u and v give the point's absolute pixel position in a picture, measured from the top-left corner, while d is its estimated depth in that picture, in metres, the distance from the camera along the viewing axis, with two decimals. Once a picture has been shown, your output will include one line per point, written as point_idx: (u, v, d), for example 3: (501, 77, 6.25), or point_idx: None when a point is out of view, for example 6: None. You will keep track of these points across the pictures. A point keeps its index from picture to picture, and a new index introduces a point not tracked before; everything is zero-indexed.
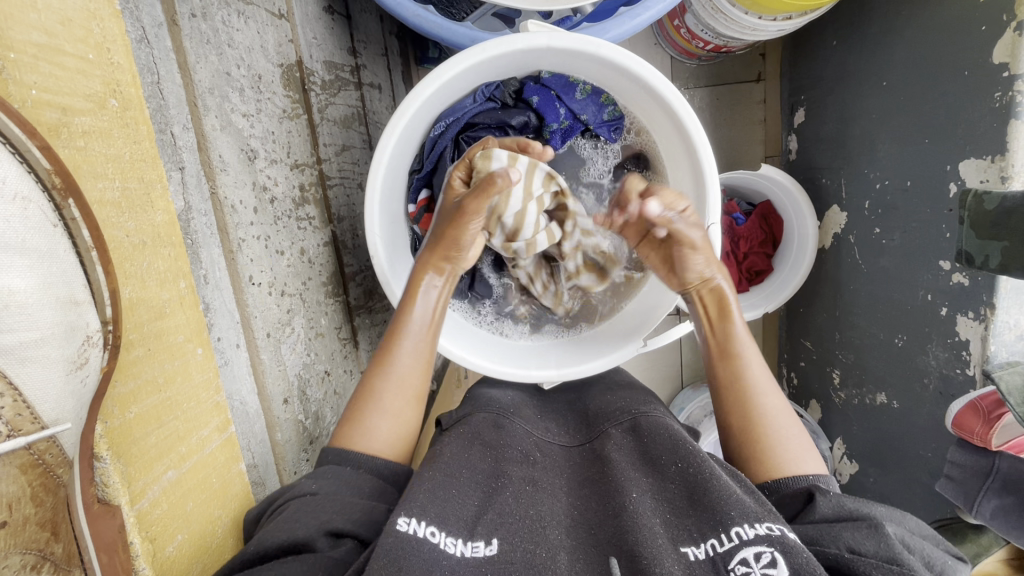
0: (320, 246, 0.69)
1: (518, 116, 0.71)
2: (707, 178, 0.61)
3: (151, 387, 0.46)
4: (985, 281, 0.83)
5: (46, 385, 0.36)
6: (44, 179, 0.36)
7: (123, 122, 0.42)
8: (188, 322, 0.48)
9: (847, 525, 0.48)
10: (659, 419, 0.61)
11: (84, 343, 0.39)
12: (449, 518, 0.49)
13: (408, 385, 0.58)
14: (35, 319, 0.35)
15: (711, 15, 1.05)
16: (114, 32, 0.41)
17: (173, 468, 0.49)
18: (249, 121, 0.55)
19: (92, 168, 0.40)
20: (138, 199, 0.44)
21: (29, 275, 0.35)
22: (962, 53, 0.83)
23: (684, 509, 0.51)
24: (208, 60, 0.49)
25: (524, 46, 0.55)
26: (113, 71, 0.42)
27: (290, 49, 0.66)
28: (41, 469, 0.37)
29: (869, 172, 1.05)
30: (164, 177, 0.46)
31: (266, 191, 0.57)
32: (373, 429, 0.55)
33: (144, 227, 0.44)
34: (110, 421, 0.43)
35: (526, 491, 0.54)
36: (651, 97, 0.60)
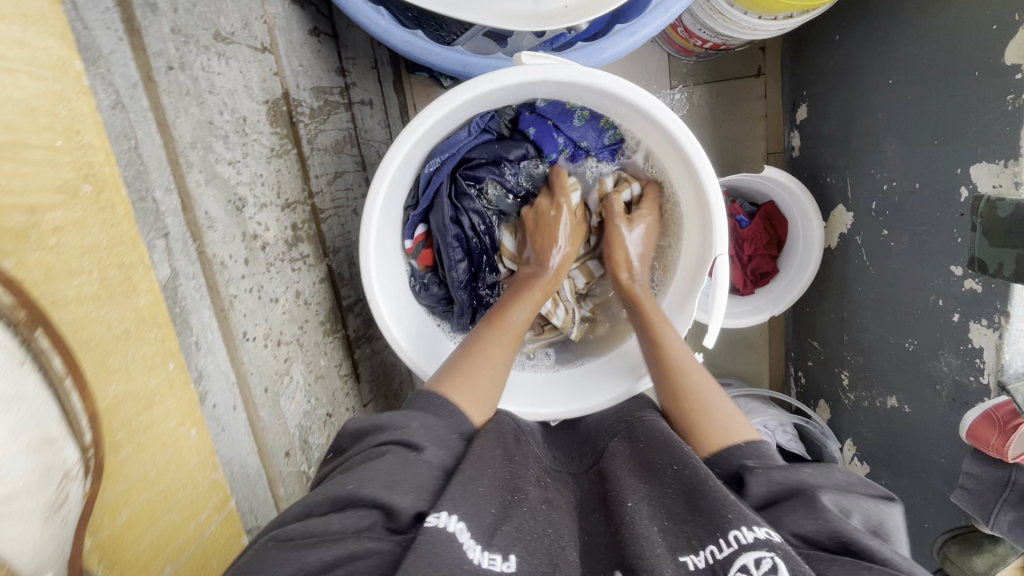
0: (316, 285, 0.67)
1: (515, 149, 0.69)
2: (712, 203, 0.59)
3: (143, 483, 0.44)
4: (998, 289, 0.81)
5: (25, 538, 0.32)
6: (8, 314, 0.32)
7: (99, 207, 0.38)
8: (179, 404, 0.46)
9: (785, 508, 0.46)
10: (656, 421, 0.57)
11: (64, 479, 0.35)
12: (470, 524, 0.45)
13: (507, 358, 0.61)
14: (6, 473, 0.31)
15: (709, 16, 1.01)
16: (83, 111, 0.37)
17: (171, 562, 0.46)
18: (235, 169, 0.52)
19: (66, 265, 0.37)
20: (118, 288, 0.40)
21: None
22: (974, 53, 0.80)
23: (681, 515, 0.48)
24: (187, 113, 0.47)
25: (519, 79, 0.54)
26: (84, 154, 0.37)
27: (275, 82, 0.62)
28: None
29: (875, 173, 1.02)
30: (146, 257, 0.42)
31: (256, 238, 0.55)
32: (472, 386, 0.57)
33: (127, 314, 0.41)
34: (98, 533, 0.40)
35: (541, 510, 0.51)
36: (650, 123, 0.59)
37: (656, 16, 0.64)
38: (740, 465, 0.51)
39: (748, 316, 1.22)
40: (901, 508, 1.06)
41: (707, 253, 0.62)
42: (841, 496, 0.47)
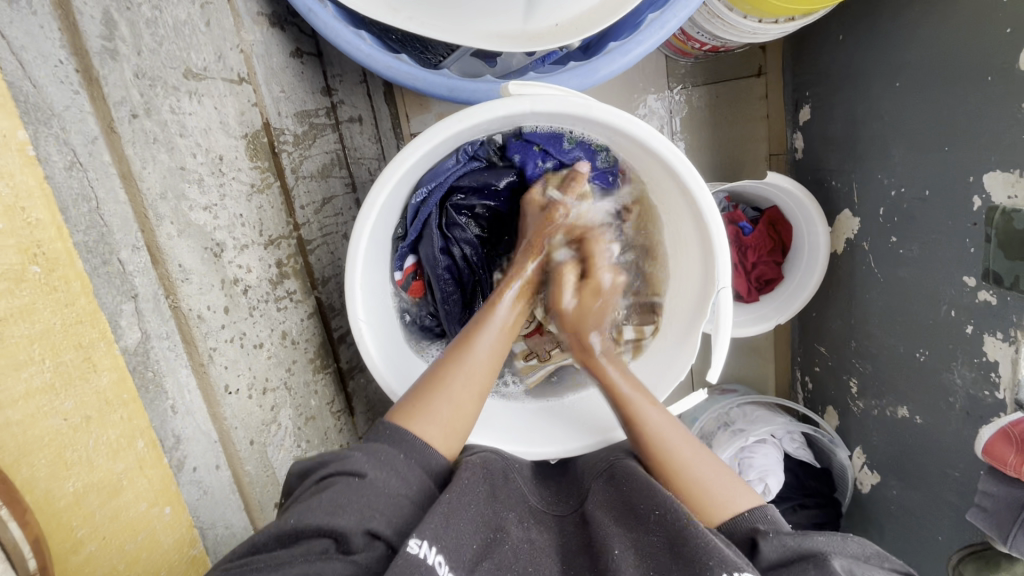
0: (303, 321, 0.64)
1: (503, 176, 0.67)
2: (712, 230, 0.56)
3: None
4: (1013, 302, 0.78)
5: None
6: None
7: (51, 288, 0.35)
8: (151, 484, 0.43)
9: (795, 571, 0.45)
10: (635, 463, 0.57)
11: None
12: (454, 556, 0.46)
13: (478, 379, 0.57)
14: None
15: (707, 20, 0.98)
16: (30, 184, 0.34)
17: None
18: (211, 214, 0.50)
19: (15, 357, 0.33)
20: (76, 374, 0.37)
21: None
22: (988, 56, 0.77)
23: (669, 564, 0.47)
24: (156, 161, 0.45)
25: (508, 112, 0.51)
26: (32, 232, 0.34)
27: (255, 113, 0.60)
28: None
29: (883, 177, 0.98)
30: (107, 330, 0.39)
31: (237, 283, 0.52)
32: (435, 414, 0.53)
33: (87, 399, 0.38)
34: None
35: (524, 549, 0.51)
36: (644, 151, 0.56)
37: (651, 33, 0.61)
38: (754, 530, 0.49)
39: (753, 325, 1.19)
40: (913, 520, 1.04)
41: (707, 284, 0.59)
42: (853, 561, 0.45)
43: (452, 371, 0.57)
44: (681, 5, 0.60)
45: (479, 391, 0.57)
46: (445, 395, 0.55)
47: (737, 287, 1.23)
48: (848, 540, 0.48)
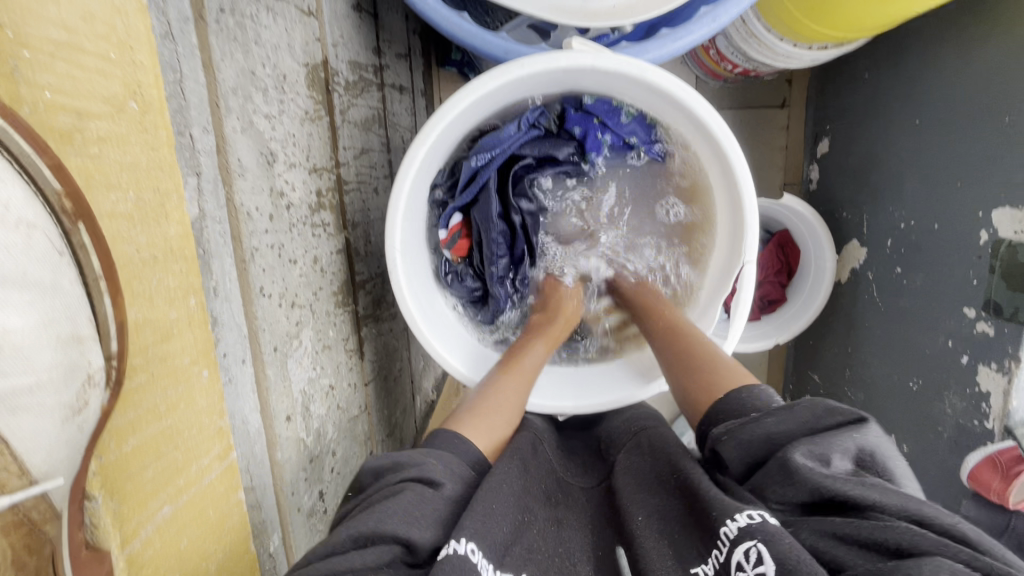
0: (334, 254, 0.66)
1: (564, 148, 0.70)
2: (743, 191, 0.58)
3: (151, 416, 0.42)
4: (1009, 333, 0.80)
5: (38, 436, 0.31)
6: (54, 205, 0.31)
7: (141, 127, 0.39)
8: (195, 340, 0.45)
9: (763, 475, 0.45)
10: (657, 432, 0.59)
11: (85, 385, 0.33)
12: (486, 536, 0.46)
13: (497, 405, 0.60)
14: (31, 363, 0.30)
15: (744, 40, 1.01)
16: (139, 29, 0.38)
17: (168, 503, 0.44)
18: (270, 124, 0.52)
19: (105, 177, 0.37)
20: (151, 213, 0.40)
21: (29, 313, 0.30)
22: (1003, 100, 0.81)
23: (688, 527, 0.48)
24: (233, 58, 0.47)
25: (567, 63, 0.54)
26: (135, 72, 0.38)
27: (316, 48, 0.62)
28: (26, 529, 0.32)
29: (894, 211, 1.02)
30: (181, 187, 0.42)
31: (282, 196, 0.54)
32: (467, 441, 0.55)
33: (157, 241, 0.41)
34: (104, 456, 0.39)
35: (552, 529, 0.52)
36: (694, 125, 0.58)
37: (705, 24, 0.64)
38: (718, 437, 0.50)
39: (753, 341, 1.21)
40: None
41: (735, 261, 0.61)
42: (810, 443, 0.44)
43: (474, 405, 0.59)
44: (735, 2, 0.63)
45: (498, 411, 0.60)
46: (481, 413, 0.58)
47: None
48: (795, 409, 0.47)
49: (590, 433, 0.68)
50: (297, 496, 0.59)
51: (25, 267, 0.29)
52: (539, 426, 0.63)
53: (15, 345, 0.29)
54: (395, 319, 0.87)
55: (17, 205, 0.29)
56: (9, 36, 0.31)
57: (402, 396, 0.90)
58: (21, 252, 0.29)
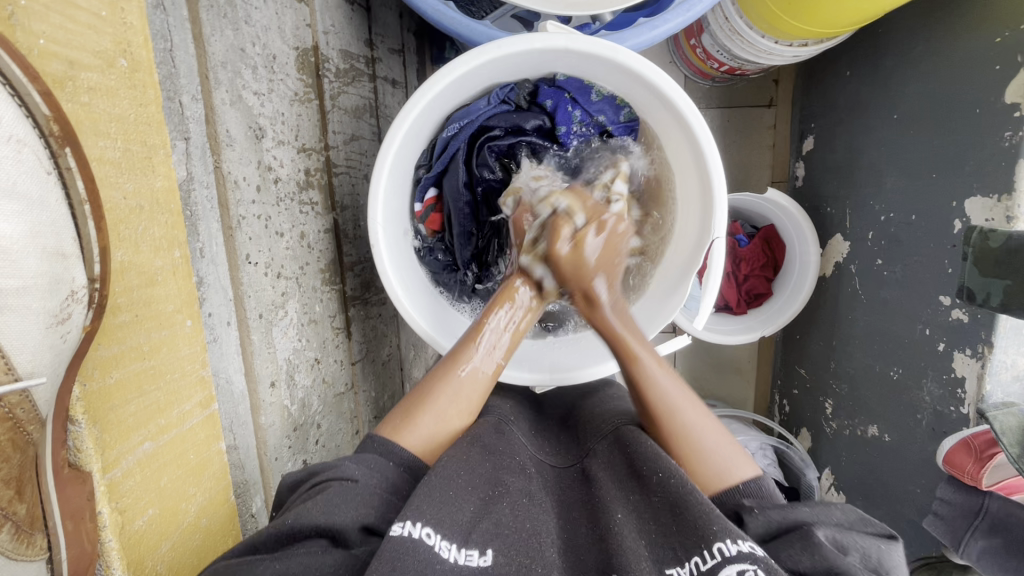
0: (321, 232, 0.68)
1: (532, 120, 0.71)
2: (710, 165, 0.60)
3: (135, 354, 0.45)
4: (984, 319, 0.83)
5: (24, 336, 0.36)
6: (41, 125, 0.35)
7: (131, 83, 0.42)
8: (178, 293, 0.48)
9: (782, 543, 0.47)
10: (644, 428, 0.58)
11: (68, 298, 0.38)
12: (445, 521, 0.46)
13: (463, 397, 0.57)
14: (19, 267, 0.35)
15: (728, 37, 1.04)
16: None
17: (150, 440, 0.48)
18: (260, 100, 0.54)
19: (95, 124, 0.40)
20: (140, 161, 0.43)
21: (17, 221, 0.34)
22: (974, 92, 0.84)
23: (666, 526, 0.48)
24: (223, 34, 0.49)
25: (543, 45, 0.57)
26: (125, 31, 0.41)
27: (307, 33, 0.64)
28: (11, 423, 0.36)
29: (873, 204, 1.05)
30: (167, 143, 0.45)
31: (270, 170, 0.56)
32: (423, 426, 0.55)
33: (143, 190, 0.44)
34: (88, 384, 0.42)
35: (522, 504, 0.51)
36: (665, 107, 0.61)
37: (678, 13, 0.67)
38: (738, 504, 0.52)
39: (740, 334, 1.22)
40: None
41: (703, 237, 0.63)
42: (836, 532, 0.48)
43: (439, 387, 0.57)
44: None
45: (467, 400, 0.57)
46: (429, 409, 0.56)
47: (727, 298, 1.28)
48: (834, 509, 0.51)
49: (567, 421, 0.69)
50: (279, 461, 0.61)
51: (15, 181, 0.34)
52: (508, 409, 0.64)
53: (6, 248, 0.34)
54: (383, 304, 0.88)
55: (9, 121, 0.33)
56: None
57: (391, 381, 0.92)
58: (12, 166, 0.34)
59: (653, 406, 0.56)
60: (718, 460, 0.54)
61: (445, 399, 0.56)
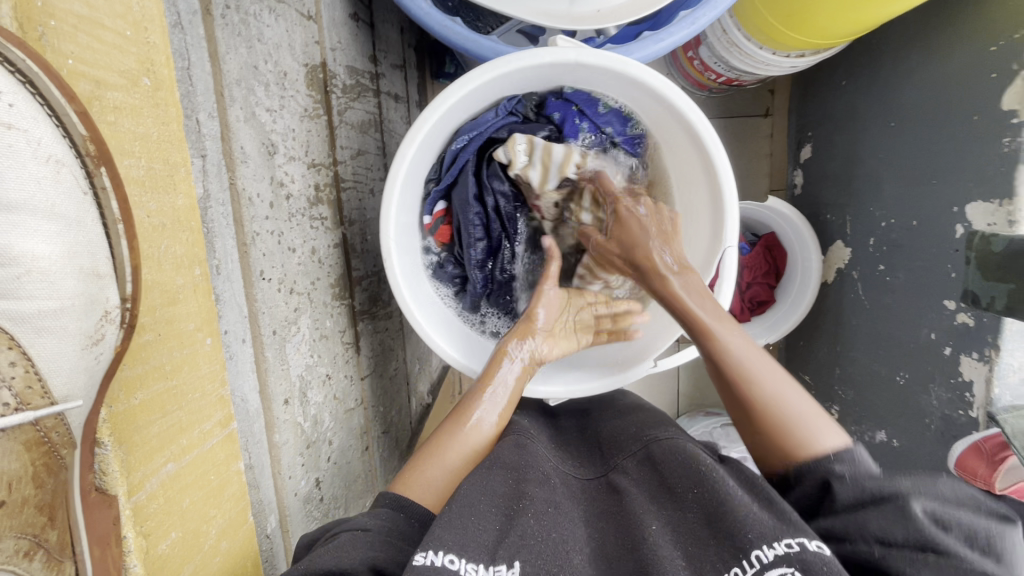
0: (330, 247, 0.68)
1: (541, 130, 0.71)
2: (719, 174, 0.61)
3: (158, 374, 0.46)
4: (990, 323, 0.83)
5: (61, 357, 0.37)
6: (78, 145, 0.36)
7: (154, 101, 0.42)
8: (198, 308, 0.48)
9: (873, 513, 0.45)
10: (673, 441, 0.57)
11: (102, 318, 0.39)
12: (469, 544, 0.45)
13: (471, 450, 0.57)
14: (57, 288, 0.36)
15: (726, 50, 1.05)
16: (153, 12, 0.42)
17: (172, 461, 0.48)
18: (272, 116, 0.54)
19: (120, 144, 0.40)
20: (161, 180, 0.43)
21: (55, 241, 0.36)
22: (973, 99, 0.85)
23: (704, 538, 0.48)
24: (237, 52, 0.49)
25: (552, 59, 0.57)
26: (148, 51, 0.42)
27: (316, 50, 0.65)
28: (46, 447, 0.38)
29: (874, 211, 1.06)
30: (188, 160, 0.45)
31: (282, 187, 0.56)
32: (430, 478, 0.54)
33: (166, 209, 0.44)
34: (114, 405, 0.42)
35: (547, 512, 0.50)
36: (675, 117, 0.61)
37: (683, 26, 0.68)
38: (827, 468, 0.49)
39: None
40: None
41: (715, 246, 0.63)
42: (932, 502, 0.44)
43: (447, 442, 0.57)
44: (711, 6, 0.67)
45: (473, 458, 0.57)
46: (438, 464, 0.55)
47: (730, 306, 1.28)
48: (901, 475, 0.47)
49: (585, 435, 0.68)
50: (292, 479, 0.60)
51: (55, 202, 0.35)
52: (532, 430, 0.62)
53: (44, 270, 0.36)
54: (391, 318, 0.88)
55: (48, 141, 0.35)
56: (39, 5, 0.36)
57: (398, 395, 0.91)
58: (52, 186, 0.35)
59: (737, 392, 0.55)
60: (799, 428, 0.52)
61: (453, 452, 0.56)
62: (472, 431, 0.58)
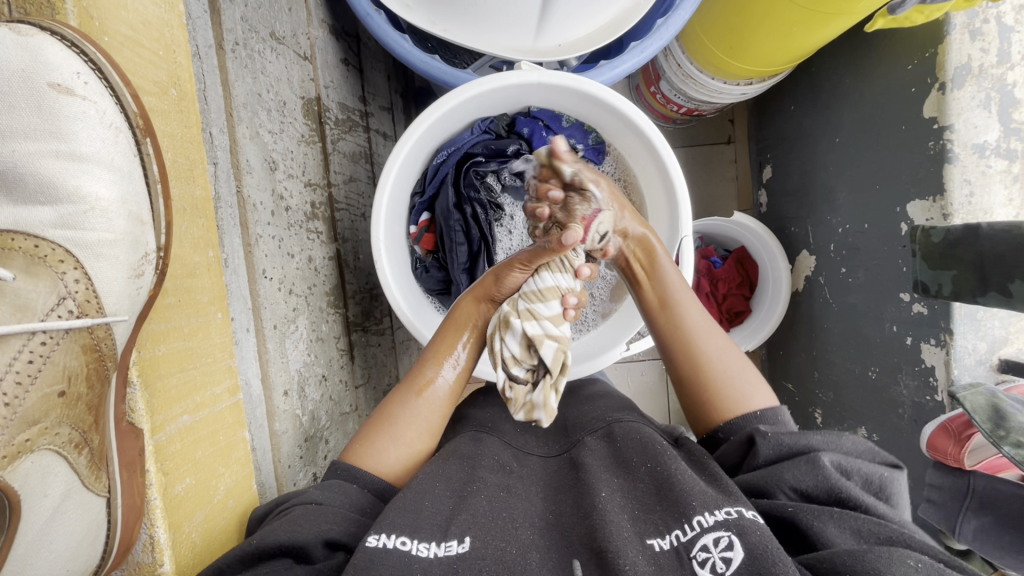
0: (326, 259, 0.74)
1: (512, 145, 0.78)
2: (672, 176, 0.69)
3: (177, 334, 0.50)
4: (941, 310, 0.89)
5: (112, 280, 0.44)
6: (130, 118, 0.44)
7: (179, 108, 0.50)
8: (212, 286, 0.54)
9: (789, 465, 0.49)
10: (634, 425, 0.60)
11: (143, 258, 0.46)
12: (421, 526, 0.48)
13: (424, 419, 0.60)
14: (113, 223, 0.44)
15: (683, 82, 1.16)
16: (179, 39, 0.50)
17: (188, 413, 0.51)
18: (273, 138, 0.62)
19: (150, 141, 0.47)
20: (183, 172, 0.50)
21: (113, 187, 0.44)
22: (900, 109, 0.95)
23: (649, 504, 0.50)
24: (244, 81, 0.58)
25: (518, 81, 0.66)
26: (175, 68, 0.50)
27: (311, 86, 0.73)
28: (97, 355, 0.43)
29: (830, 219, 1.14)
30: (204, 159, 0.53)
31: (283, 199, 0.63)
32: (386, 449, 0.58)
33: (187, 196, 0.51)
34: (143, 351, 0.47)
35: (500, 496, 0.53)
36: (628, 128, 0.70)
37: (633, 55, 0.77)
38: (753, 430, 0.54)
39: None
40: None
41: (672, 238, 0.72)
42: (842, 458, 0.50)
43: (398, 410, 0.60)
44: (657, 36, 0.76)
45: (424, 427, 0.60)
46: (390, 434, 0.58)
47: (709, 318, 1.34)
48: (842, 439, 0.53)
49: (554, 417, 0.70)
50: (291, 469, 0.64)
51: (113, 156, 0.43)
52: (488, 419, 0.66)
53: (105, 207, 0.43)
54: (383, 334, 0.93)
55: (110, 112, 0.43)
56: (97, 25, 0.44)
57: None
58: (112, 144, 0.43)
59: (676, 337, 0.62)
60: (736, 385, 0.59)
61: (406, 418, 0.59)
62: (423, 400, 0.61)
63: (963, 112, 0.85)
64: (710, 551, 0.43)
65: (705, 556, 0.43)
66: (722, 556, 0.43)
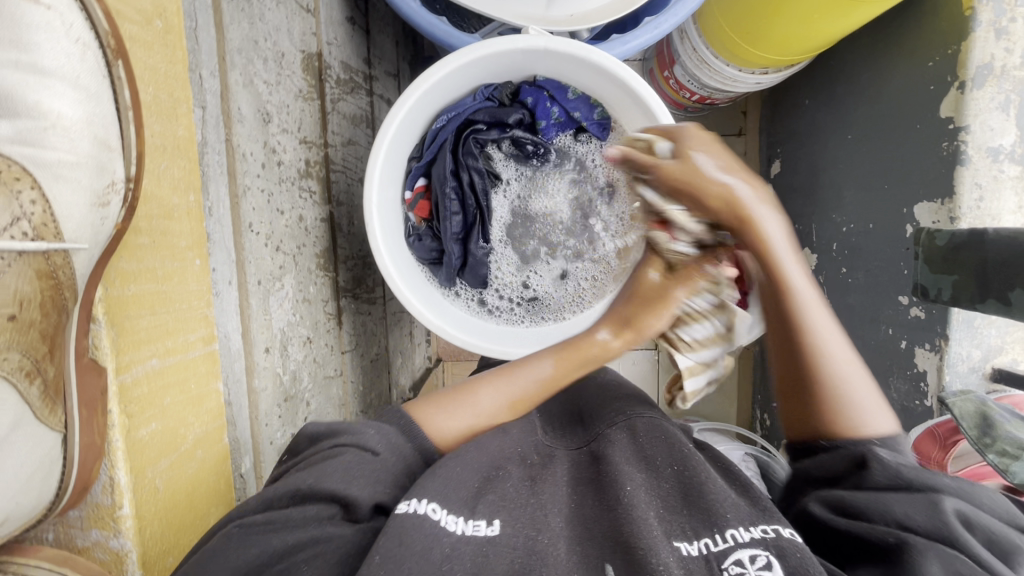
0: (318, 220, 0.72)
1: (514, 114, 0.76)
2: None
3: (150, 276, 0.50)
4: (939, 314, 0.88)
5: (72, 205, 0.43)
6: (102, 37, 0.43)
7: (163, 40, 0.49)
8: (191, 231, 0.53)
9: (901, 498, 0.44)
10: (656, 422, 0.57)
11: (109, 186, 0.44)
12: (449, 496, 0.47)
13: (490, 412, 0.60)
14: (74, 145, 0.42)
15: (698, 68, 1.13)
16: None
17: (157, 357, 0.51)
18: (269, 89, 0.60)
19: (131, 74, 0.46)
20: (166, 109, 0.49)
21: (77, 107, 0.42)
22: (916, 108, 0.92)
23: (676, 506, 0.48)
24: (239, 25, 0.56)
25: (525, 46, 0.64)
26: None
27: (312, 41, 0.70)
28: (53, 282, 0.42)
29: (835, 217, 1.12)
30: (190, 99, 0.52)
31: (275, 153, 0.61)
32: (451, 419, 0.57)
33: (167, 134, 0.50)
34: (109, 288, 0.47)
35: (526, 485, 0.51)
36: (635, 102, 0.68)
37: (646, 31, 0.75)
38: (869, 450, 0.48)
39: None
40: None
41: None
42: (970, 508, 0.43)
43: (467, 393, 0.60)
44: (672, 12, 0.74)
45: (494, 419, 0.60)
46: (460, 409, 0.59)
47: None
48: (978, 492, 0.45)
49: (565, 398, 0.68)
50: (268, 428, 0.64)
51: (80, 74, 0.42)
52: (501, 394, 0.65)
53: (67, 127, 0.42)
54: (374, 303, 0.91)
55: (77, 28, 0.42)
56: None
57: (379, 380, 0.93)
58: (78, 61, 0.42)
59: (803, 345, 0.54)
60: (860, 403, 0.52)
61: (487, 398, 0.60)
62: (494, 396, 0.61)
63: (980, 115, 0.83)
64: (744, 566, 0.42)
65: (739, 570, 0.42)
66: (757, 573, 0.41)
